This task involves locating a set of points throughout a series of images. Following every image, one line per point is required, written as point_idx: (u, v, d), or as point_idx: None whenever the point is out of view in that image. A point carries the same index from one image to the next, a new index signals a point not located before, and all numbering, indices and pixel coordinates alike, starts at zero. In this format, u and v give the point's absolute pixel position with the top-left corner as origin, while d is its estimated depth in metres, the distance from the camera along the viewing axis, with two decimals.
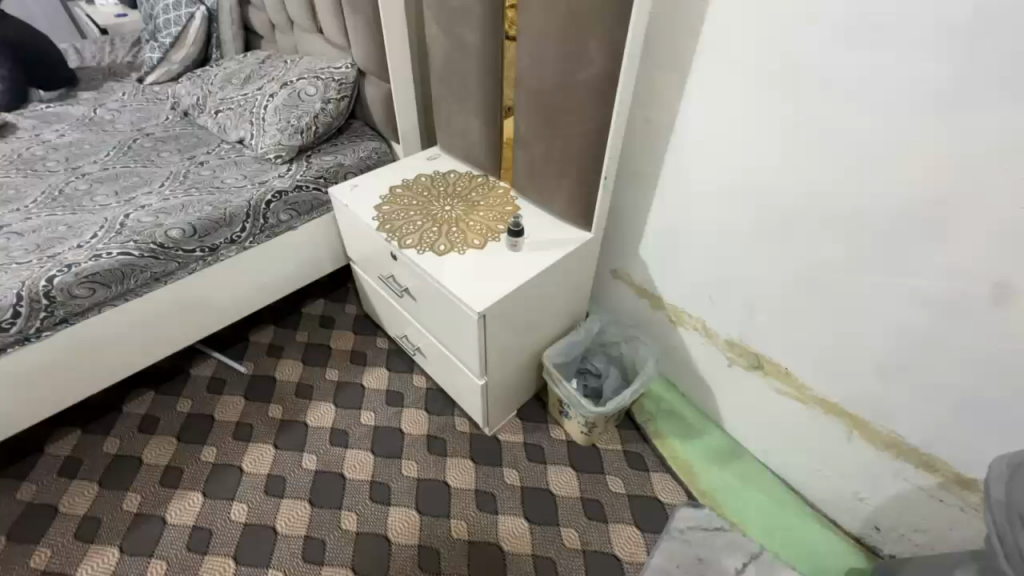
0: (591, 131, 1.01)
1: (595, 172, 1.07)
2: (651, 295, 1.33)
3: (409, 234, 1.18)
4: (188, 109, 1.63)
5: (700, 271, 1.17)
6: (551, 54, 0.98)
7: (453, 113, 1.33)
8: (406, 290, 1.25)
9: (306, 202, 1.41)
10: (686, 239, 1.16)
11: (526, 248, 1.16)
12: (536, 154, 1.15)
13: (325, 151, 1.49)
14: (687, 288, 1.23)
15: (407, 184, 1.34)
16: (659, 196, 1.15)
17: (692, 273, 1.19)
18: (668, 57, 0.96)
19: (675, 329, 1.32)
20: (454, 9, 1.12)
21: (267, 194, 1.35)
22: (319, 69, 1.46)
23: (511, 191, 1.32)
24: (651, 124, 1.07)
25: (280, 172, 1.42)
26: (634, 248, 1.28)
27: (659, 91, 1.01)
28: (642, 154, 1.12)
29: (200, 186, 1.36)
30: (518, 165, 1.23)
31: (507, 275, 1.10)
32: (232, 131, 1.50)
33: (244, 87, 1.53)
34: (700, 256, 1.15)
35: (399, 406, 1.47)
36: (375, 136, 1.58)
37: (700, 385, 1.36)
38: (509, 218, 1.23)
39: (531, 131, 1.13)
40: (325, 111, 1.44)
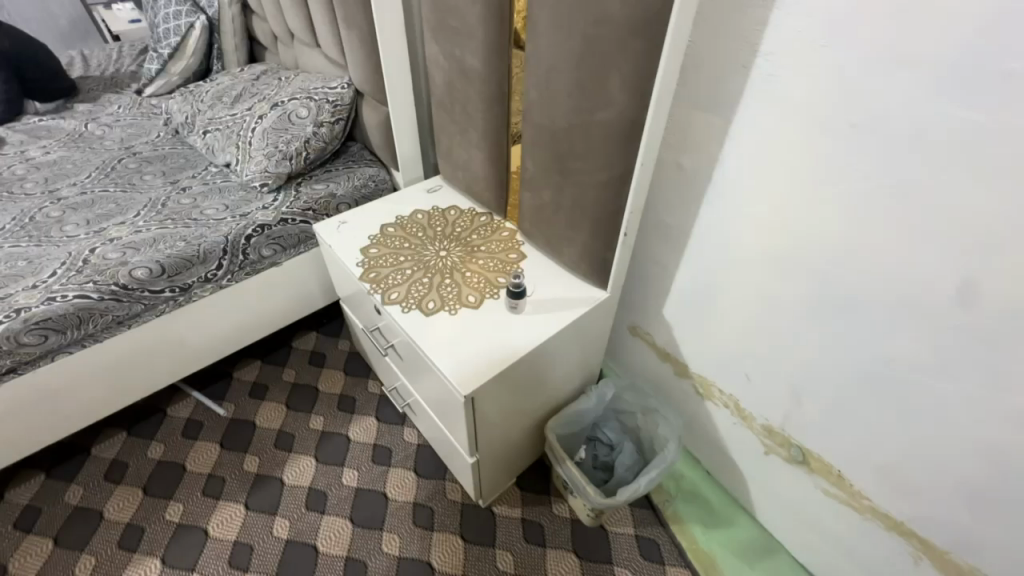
0: (606, 182, 0.84)
1: (611, 228, 0.90)
2: (675, 362, 1.14)
3: (396, 285, 1.03)
4: (179, 127, 1.52)
5: (734, 345, 0.98)
6: (561, 91, 0.81)
7: (454, 143, 1.17)
8: (392, 346, 1.10)
9: (292, 236, 1.28)
10: (719, 308, 0.97)
11: (528, 310, 0.98)
12: (544, 200, 0.99)
13: (317, 178, 1.36)
14: (717, 360, 1.04)
15: (401, 222, 1.19)
16: (688, 255, 0.97)
17: (726, 346, 1.00)
18: (705, 97, 0.78)
19: (702, 403, 1.13)
20: (455, 29, 0.96)
21: (247, 229, 1.22)
22: (312, 89, 1.33)
23: (517, 235, 1.15)
24: (682, 172, 0.88)
25: (265, 202, 1.29)
26: (657, 307, 1.10)
27: (694, 136, 0.83)
28: (670, 206, 0.94)
29: (177, 217, 1.24)
30: (525, 209, 1.06)
31: (503, 344, 0.93)
32: (219, 154, 1.38)
33: (234, 105, 1.41)
34: (737, 329, 0.96)
35: (386, 464, 1.32)
36: (374, 161, 1.44)
37: (729, 467, 1.16)
38: (513, 271, 1.06)
39: (538, 173, 0.96)
40: (318, 136, 1.31)
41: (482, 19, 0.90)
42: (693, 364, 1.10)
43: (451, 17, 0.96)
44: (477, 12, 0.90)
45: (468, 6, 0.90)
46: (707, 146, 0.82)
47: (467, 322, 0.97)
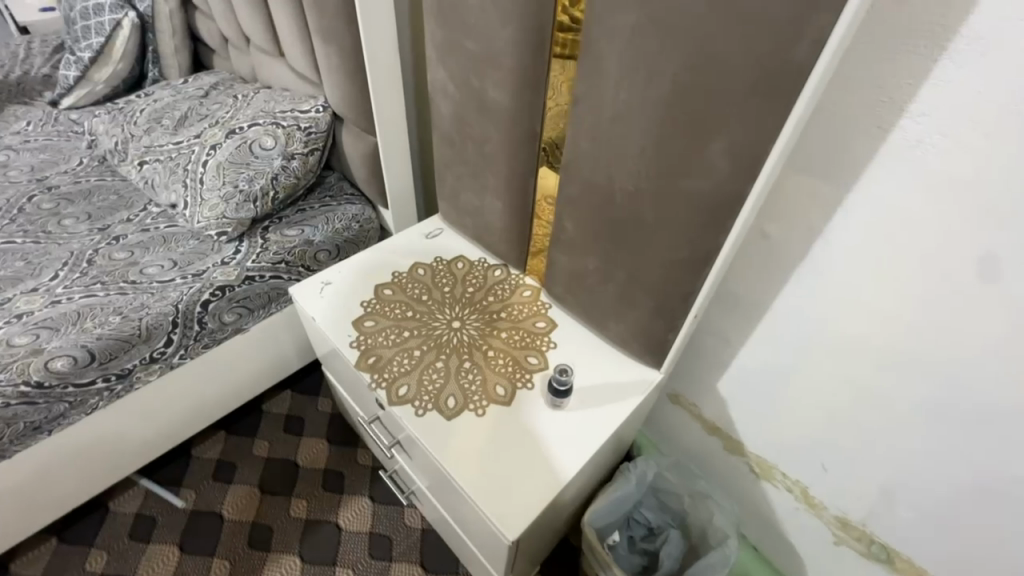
0: (680, 261, 0.67)
1: (678, 311, 0.73)
2: (726, 437, 0.99)
3: (404, 376, 0.83)
4: (107, 154, 1.23)
5: (808, 431, 0.84)
6: (629, 149, 0.63)
7: (463, 185, 0.96)
8: (397, 442, 0.90)
9: (260, 296, 1.05)
10: (793, 390, 0.83)
11: (572, 404, 0.80)
12: (587, 268, 0.80)
13: (289, 220, 1.12)
14: (784, 444, 0.90)
15: (399, 282, 0.98)
16: (760, 330, 0.81)
17: (796, 430, 0.86)
18: (814, 158, 0.62)
19: (757, 485, 0.99)
20: (473, 54, 0.76)
21: (203, 293, 0.97)
22: (279, 113, 1.08)
23: (541, 295, 0.98)
24: (767, 242, 0.72)
25: (225, 255, 1.04)
26: (709, 379, 0.95)
27: (790, 203, 0.67)
28: (742, 275, 0.78)
29: (109, 279, 0.98)
30: (557, 272, 0.88)
31: (547, 452, 0.75)
32: (162, 192, 1.11)
33: (177, 130, 1.14)
34: (814, 415, 0.82)
35: (386, 559, 1.12)
36: (357, 196, 1.21)
37: (783, 551, 1.02)
38: (544, 348, 0.88)
39: (581, 237, 0.78)
40: (288, 171, 1.07)
41: (512, 46, 0.70)
42: (749, 442, 0.96)
43: (467, 38, 0.75)
44: (507, 36, 0.69)
45: (494, 28, 0.70)
46: (807, 215, 0.66)
47: (498, 425, 0.78)
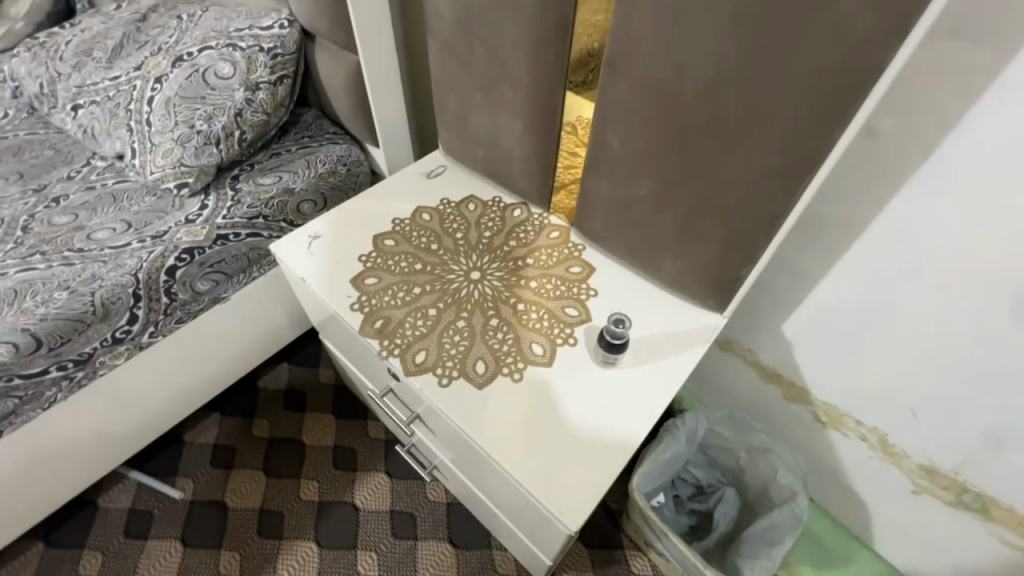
0: (770, 170, 0.52)
1: (759, 239, 0.58)
2: (788, 385, 0.87)
3: (421, 341, 0.68)
4: (34, 101, 1.03)
5: (896, 373, 0.72)
6: (713, 16, 0.46)
7: (471, 107, 0.79)
8: (417, 416, 0.77)
9: (238, 259, 0.88)
10: (883, 327, 0.70)
11: (625, 360, 0.67)
12: (637, 195, 0.65)
13: (263, 167, 0.95)
14: (862, 389, 0.78)
15: (402, 230, 0.82)
16: (849, 258, 0.67)
17: (880, 372, 0.74)
18: (965, 14, 0.46)
19: (823, 435, 0.88)
20: None
21: (166, 258, 0.81)
22: (234, 33, 0.87)
23: (571, 236, 0.82)
24: (875, 145, 0.57)
25: (189, 211, 0.87)
26: (773, 321, 0.81)
27: (916, 86, 0.51)
28: (831, 190, 0.63)
29: (50, 248, 0.81)
30: (595, 204, 0.72)
31: (603, 420, 0.63)
32: (104, 140, 0.92)
33: (113, 62, 0.94)
34: (908, 355, 0.69)
35: (411, 538, 1.03)
36: (340, 135, 1.03)
37: (848, 502, 0.93)
38: (584, 297, 0.74)
39: (630, 154, 0.62)
40: (254, 105, 0.88)
41: None
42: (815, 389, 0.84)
43: None
44: None
45: None
46: (943, 98, 0.50)
47: (540, 391, 0.65)
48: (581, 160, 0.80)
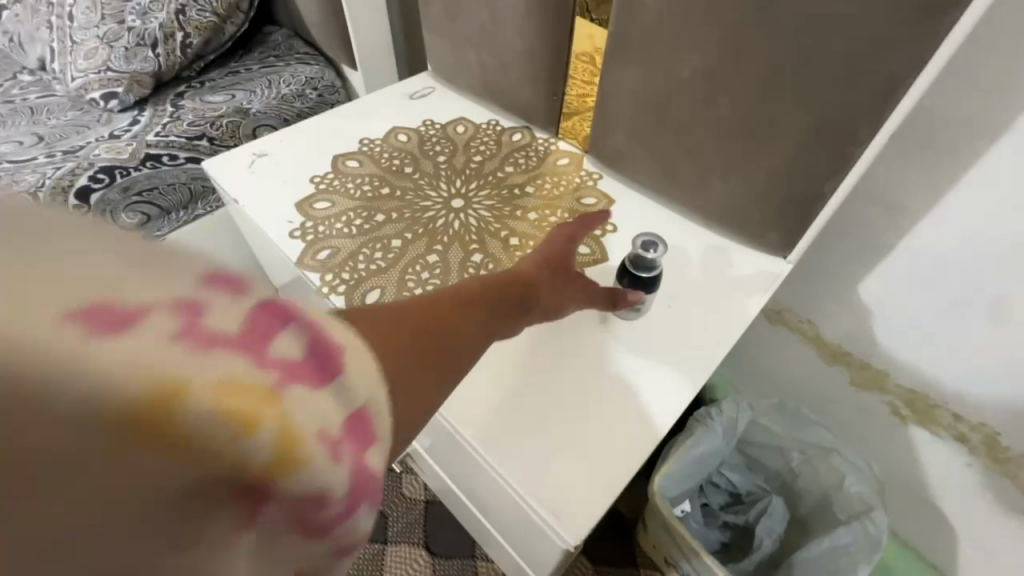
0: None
1: (859, 125, 0.39)
2: (858, 367, 0.68)
3: (376, 277, 0.51)
4: None
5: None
6: None
7: None
8: None
9: (178, 189, 0.70)
10: (1012, 282, 0.50)
11: (653, 313, 0.49)
12: (676, 79, 0.47)
13: (214, 84, 0.79)
14: (966, 373, 0.58)
15: (371, 151, 0.65)
16: (969, 180, 0.48)
17: (997, 348, 0.54)
18: None
19: (900, 434, 0.68)
20: None
21: (78, 177, 0.65)
22: None
23: (584, 164, 0.64)
24: None
25: (116, 127, 0.72)
26: (846, 281, 0.62)
27: None
28: (958, 72, 0.44)
29: None
30: (614, 104, 0.54)
31: (618, 390, 0.45)
32: (27, 45, 0.77)
33: None
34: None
35: (378, 542, 0.85)
36: (313, 56, 0.86)
37: (930, 524, 0.73)
38: (599, 233, 0.56)
39: (671, 14, 0.44)
40: (200, 2, 0.72)
41: None
42: (895, 373, 0.65)
43: None
44: None
45: None
46: None
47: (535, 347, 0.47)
48: (597, 79, 0.60)
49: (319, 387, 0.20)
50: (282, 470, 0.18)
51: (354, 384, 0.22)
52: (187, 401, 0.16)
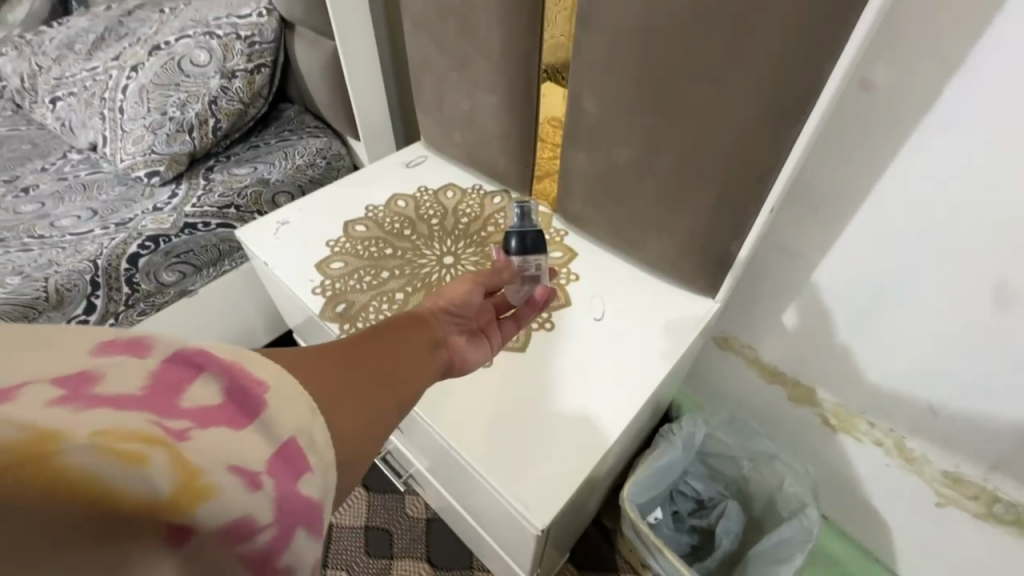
0: (752, 123, 0.47)
1: (748, 205, 0.53)
2: (792, 385, 0.80)
3: None
4: (17, 97, 1.02)
5: (976, 313, 0.55)
6: None
7: (447, 87, 0.76)
8: None
9: (207, 250, 0.84)
10: (957, 242, 0.53)
11: (605, 347, 0.62)
12: (616, 166, 0.60)
13: (239, 159, 0.92)
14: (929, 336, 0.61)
15: (375, 216, 0.78)
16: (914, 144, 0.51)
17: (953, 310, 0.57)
18: None
19: (886, 402, 0.70)
20: None
21: (131, 244, 0.78)
22: (212, 21, 0.86)
23: (553, 222, 0.77)
24: (873, 98, 0.51)
25: (158, 201, 0.85)
26: (773, 314, 0.75)
27: (912, 27, 0.46)
28: (825, 159, 0.58)
29: (11, 234, 0.79)
30: (571, 179, 0.68)
31: (576, 409, 0.57)
32: (79, 131, 0.91)
33: (92, 56, 0.93)
34: (990, 281, 0.53)
35: (386, 557, 0.95)
36: (321, 129, 1.00)
37: (865, 518, 0.84)
38: (563, 282, 0.69)
39: (607, 117, 0.58)
40: (229, 94, 0.86)
41: None
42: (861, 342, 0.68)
43: None
44: None
45: None
46: (943, 40, 0.45)
47: (514, 379, 0.59)
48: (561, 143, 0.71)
49: (232, 427, 0.24)
50: (186, 504, 0.20)
51: (278, 419, 0.26)
52: (66, 445, 0.19)
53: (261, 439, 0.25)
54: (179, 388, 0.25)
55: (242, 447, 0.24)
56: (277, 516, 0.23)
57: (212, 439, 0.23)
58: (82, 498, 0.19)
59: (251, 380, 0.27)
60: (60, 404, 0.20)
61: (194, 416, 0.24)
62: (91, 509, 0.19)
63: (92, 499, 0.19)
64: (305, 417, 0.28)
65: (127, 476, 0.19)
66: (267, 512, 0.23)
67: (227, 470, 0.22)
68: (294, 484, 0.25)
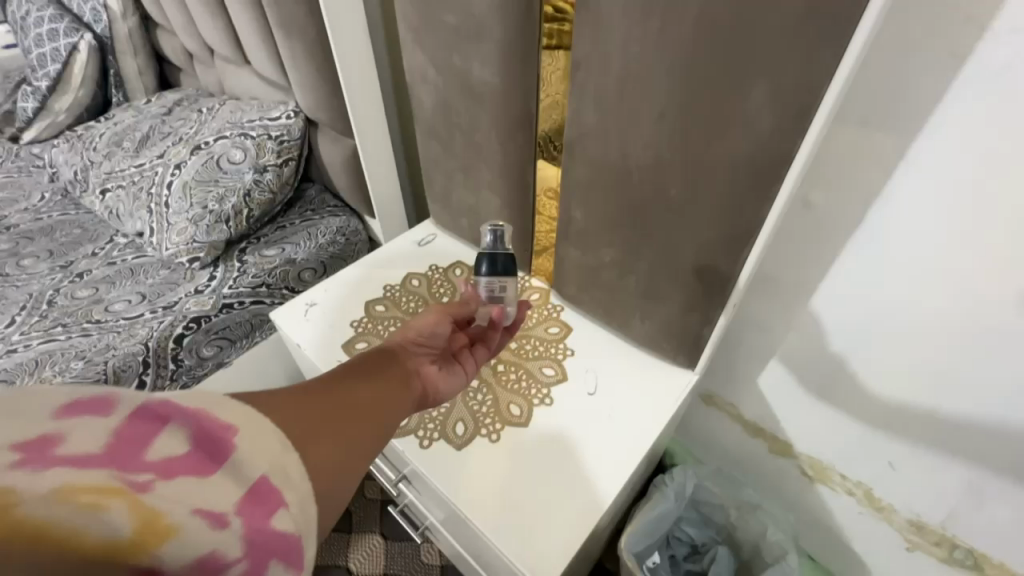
0: (711, 243, 0.57)
1: (714, 302, 0.62)
2: (772, 439, 0.88)
3: None
4: (68, 186, 1.15)
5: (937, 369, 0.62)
6: (645, 111, 0.52)
7: (454, 183, 0.87)
8: (405, 476, 0.80)
9: (241, 325, 0.94)
10: (955, 260, 0.54)
11: (597, 419, 0.71)
12: (603, 262, 0.70)
13: (269, 240, 1.03)
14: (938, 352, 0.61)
15: (392, 296, 0.88)
16: (902, 173, 0.53)
17: (962, 325, 0.57)
18: (868, 102, 0.51)
19: (902, 423, 0.69)
20: (452, 27, 0.66)
21: (177, 326, 0.88)
22: (246, 124, 0.98)
23: (550, 298, 0.87)
24: (814, 212, 0.61)
25: (199, 283, 0.96)
26: (750, 378, 0.84)
27: (838, 163, 0.56)
28: (781, 255, 0.68)
29: (71, 320, 0.89)
30: (565, 267, 0.77)
31: (574, 479, 0.66)
32: (127, 219, 1.02)
33: (139, 153, 1.05)
34: (945, 342, 0.59)
35: None
36: (340, 208, 1.11)
37: (846, 560, 0.91)
38: (561, 357, 0.78)
39: (593, 225, 0.68)
40: (261, 186, 0.97)
41: (498, 11, 0.60)
42: (866, 364, 0.68)
43: (444, 11, 0.66)
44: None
45: None
46: (863, 175, 0.55)
47: (520, 451, 0.68)
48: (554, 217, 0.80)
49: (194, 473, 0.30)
50: (147, 542, 0.26)
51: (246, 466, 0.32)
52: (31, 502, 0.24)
53: (234, 484, 0.31)
54: (147, 441, 0.30)
55: (213, 492, 0.30)
56: (245, 551, 0.29)
57: (172, 489, 0.29)
58: (46, 548, 0.25)
59: (216, 425, 0.33)
60: (28, 468, 0.25)
61: (159, 465, 0.30)
62: (52, 552, 0.25)
63: (63, 543, 0.25)
64: (278, 459, 0.35)
65: (89, 522, 0.25)
66: (235, 546, 0.29)
67: (189, 514, 0.28)
68: (266, 521, 0.31)
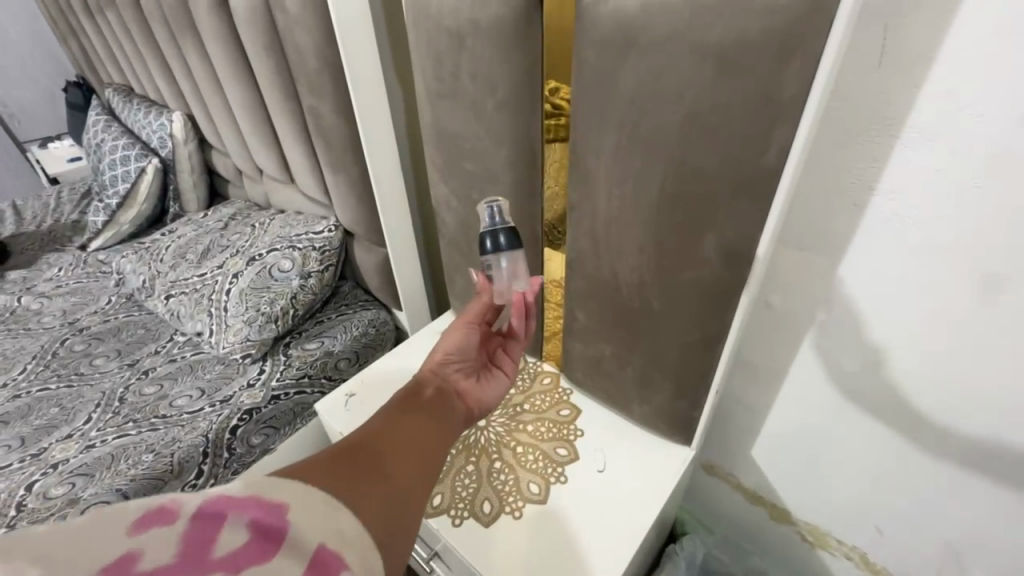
0: (690, 343, 0.69)
1: (699, 389, 0.74)
2: (771, 506, 0.96)
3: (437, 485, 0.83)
4: (134, 291, 1.32)
5: (894, 442, 0.72)
6: (628, 245, 0.67)
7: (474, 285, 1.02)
8: (436, 552, 0.88)
9: (286, 414, 1.06)
10: (888, 353, 0.66)
11: (606, 495, 0.80)
12: (604, 355, 0.83)
13: (309, 335, 1.17)
14: (930, 368, 0.63)
15: None
16: (853, 249, 0.62)
17: (966, 328, 0.58)
18: (802, 232, 0.65)
19: (913, 443, 0.70)
20: (471, 172, 0.83)
21: (232, 418, 1.00)
22: (294, 237, 1.15)
23: (561, 382, 0.98)
24: (775, 311, 0.74)
25: (250, 377, 1.09)
26: (743, 450, 0.93)
27: (787, 274, 0.70)
28: (754, 344, 0.80)
29: (140, 416, 1.02)
30: (571, 356, 0.90)
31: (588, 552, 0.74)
32: (187, 321, 1.17)
33: (200, 263, 1.22)
34: (897, 419, 0.70)
35: None
36: (371, 302, 1.26)
37: None
38: (573, 437, 0.88)
39: (593, 324, 0.81)
40: (305, 290, 1.12)
41: (508, 164, 0.77)
42: (837, 437, 0.78)
43: (466, 160, 0.83)
44: (502, 156, 0.77)
45: (490, 149, 0.77)
46: (808, 284, 0.69)
47: (538, 527, 0.77)
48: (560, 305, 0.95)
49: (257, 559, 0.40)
50: None
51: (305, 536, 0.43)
52: None
53: (294, 562, 0.41)
54: (213, 540, 0.40)
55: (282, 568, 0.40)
56: None
57: None
58: None
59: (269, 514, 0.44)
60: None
61: (226, 560, 0.39)
62: None
63: None
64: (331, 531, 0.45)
65: None
66: None
67: None
68: None
